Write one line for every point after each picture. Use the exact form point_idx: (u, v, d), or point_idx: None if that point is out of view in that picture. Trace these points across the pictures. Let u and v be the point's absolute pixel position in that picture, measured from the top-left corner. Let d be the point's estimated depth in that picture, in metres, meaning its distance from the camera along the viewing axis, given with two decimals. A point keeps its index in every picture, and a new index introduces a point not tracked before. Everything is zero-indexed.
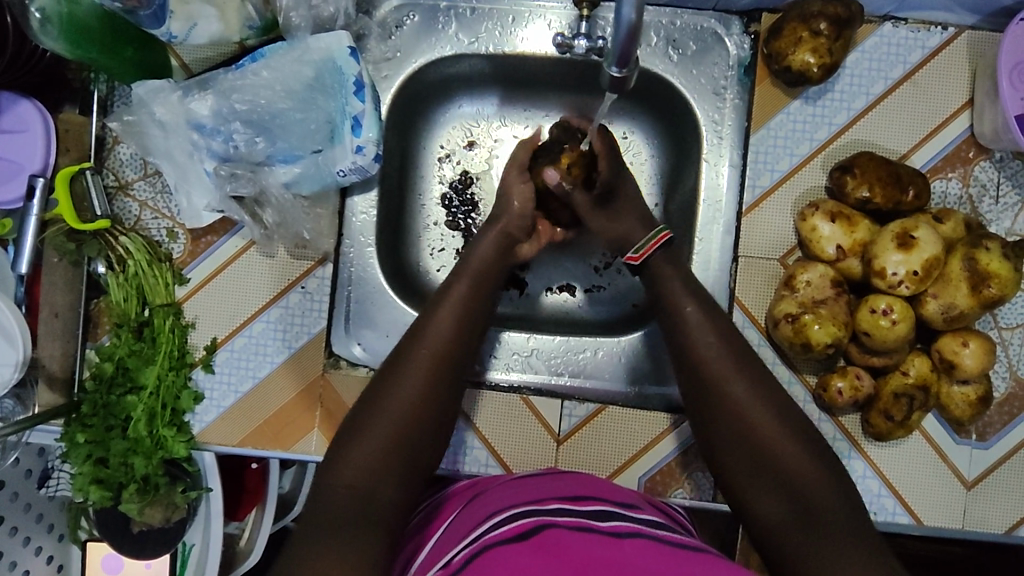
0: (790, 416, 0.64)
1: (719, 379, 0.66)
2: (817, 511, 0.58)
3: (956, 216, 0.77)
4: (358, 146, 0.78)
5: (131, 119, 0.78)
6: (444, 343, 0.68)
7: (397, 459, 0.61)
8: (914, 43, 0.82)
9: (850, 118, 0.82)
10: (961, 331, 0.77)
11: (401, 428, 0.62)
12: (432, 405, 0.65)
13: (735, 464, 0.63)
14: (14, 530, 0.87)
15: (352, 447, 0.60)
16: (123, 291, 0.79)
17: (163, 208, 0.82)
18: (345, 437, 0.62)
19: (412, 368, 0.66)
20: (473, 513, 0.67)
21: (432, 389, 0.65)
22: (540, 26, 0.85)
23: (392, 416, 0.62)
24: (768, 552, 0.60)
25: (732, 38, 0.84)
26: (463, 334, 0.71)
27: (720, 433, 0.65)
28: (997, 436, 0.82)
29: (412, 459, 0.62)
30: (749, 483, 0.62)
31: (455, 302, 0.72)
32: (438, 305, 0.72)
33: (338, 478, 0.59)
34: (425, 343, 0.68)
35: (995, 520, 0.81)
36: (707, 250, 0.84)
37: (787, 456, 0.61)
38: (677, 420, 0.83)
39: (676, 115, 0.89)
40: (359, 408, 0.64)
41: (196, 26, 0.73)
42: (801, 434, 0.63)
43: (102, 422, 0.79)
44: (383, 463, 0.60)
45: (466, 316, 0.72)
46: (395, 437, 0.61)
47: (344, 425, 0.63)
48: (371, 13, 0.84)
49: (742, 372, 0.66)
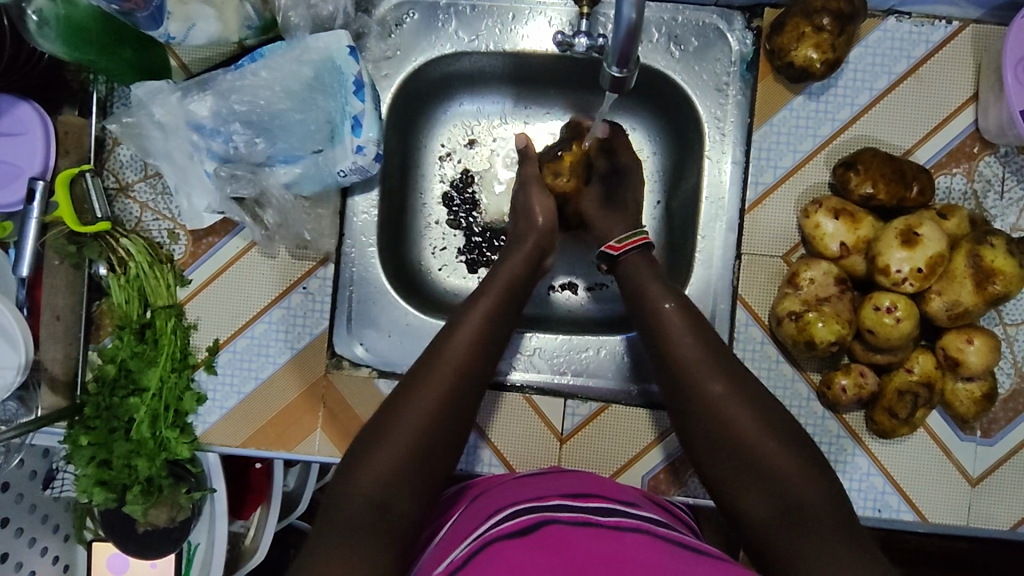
0: (771, 415, 0.63)
1: (698, 380, 0.66)
2: (805, 508, 0.58)
3: (961, 212, 0.77)
4: (358, 146, 0.77)
5: (131, 121, 0.78)
6: (463, 357, 0.68)
7: (410, 469, 0.62)
8: (918, 37, 0.81)
9: (853, 114, 0.81)
10: (965, 328, 0.77)
11: (415, 439, 0.63)
12: (449, 415, 0.65)
13: (720, 462, 0.63)
14: (20, 531, 0.88)
15: (365, 458, 0.62)
16: (125, 294, 0.79)
17: (163, 209, 0.82)
18: (359, 448, 0.63)
19: (425, 376, 0.66)
20: (482, 507, 0.67)
21: (451, 401, 0.66)
22: (541, 23, 0.84)
23: (405, 426, 0.63)
24: (754, 546, 0.60)
25: (734, 34, 0.84)
26: (489, 348, 0.70)
27: (703, 431, 0.65)
28: (1002, 432, 0.81)
29: (429, 470, 0.63)
30: (735, 480, 0.62)
31: (478, 319, 0.71)
32: (464, 320, 0.71)
33: (352, 489, 0.60)
34: (444, 357, 0.68)
35: (999, 517, 0.81)
36: (709, 248, 0.84)
37: (770, 454, 0.61)
38: (666, 431, 0.82)
39: (678, 112, 0.88)
40: (377, 420, 0.65)
41: (194, 27, 0.72)
42: (782, 431, 0.62)
43: (105, 424, 0.79)
44: (397, 475, 0.61)
45: (490, 327, 0.71)
46: (409, 447, 0.62)
47: (361, 436, 0.64)
48: (370, 12, 0.84)
49: (720, 370, 0.66)
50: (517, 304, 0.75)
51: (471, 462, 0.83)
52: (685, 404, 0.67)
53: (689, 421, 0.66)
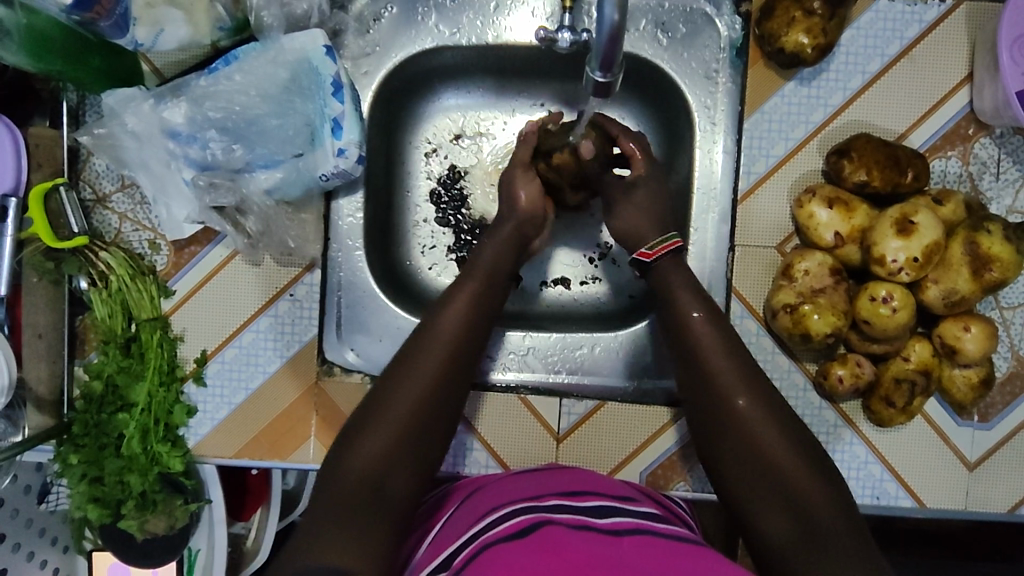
0: (780, 411, 0.64)
1: (720, 384, 0.65)
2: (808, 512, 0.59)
3: (956, 197, 0.75)
4: (339, 149, 0.75)
5: (102, 132, 0.75)
6: (453, 332, 0.68)
7: (408, 455, 0.61)
8: (910, 17, 0.79)
9: (846, 98, 0.80)
10: (962, 315, 0.76)
11: (407, 418, 0.62)
12: (437, 393, 0.64)
13: (725, 459, 0.64)
14: (17, 546, 0.87)
15: (358, 448, 0.61)
16: (108, 308, 0.77)
17: (142, 219, 0.80)
18: (349, 438, 0.62)
19: (418, 372, 0.65)
20: (473, 507, 0.67)
21: (443, 380, 0.65)
22: (523, 13, 0.82)
23: (396, 407, 0.62)
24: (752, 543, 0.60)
25: (722, 19, 0.81)
26: (477, 325, 0.70)
27: (710, 424, 0.65)
28: (999, 416, 0.81)
29: (423, 449, 0.62)
30: (736, 477, 0.63)
31: (466, 295, 0.71)
32: (460, 313, 0.69)
33: (349, 469, 0.60)
34: (439, 340, 0.67)
35: (997, 500, 0.81)
36: (702, 240, 0.83)
37: (774, 447, 0.61)
38: (677, 414, 0.82)
39: (667, 102, 0.86)
40: (370, 396, 0.64)
41: (163, 31, 0.70)
42: (786, 425, 0.63)
43: (95, 442, 0.78)
44: (393, 456, 0.60)
45: (478, 311, 0.70)
46: (402, 426, 0.62)
47: (350, 422, 0.63)
48: (346, 8, 0.81)
49: (732, 362, 0.66)
50: (501, 286, 0.75)
51: (463, 463, 0.82)
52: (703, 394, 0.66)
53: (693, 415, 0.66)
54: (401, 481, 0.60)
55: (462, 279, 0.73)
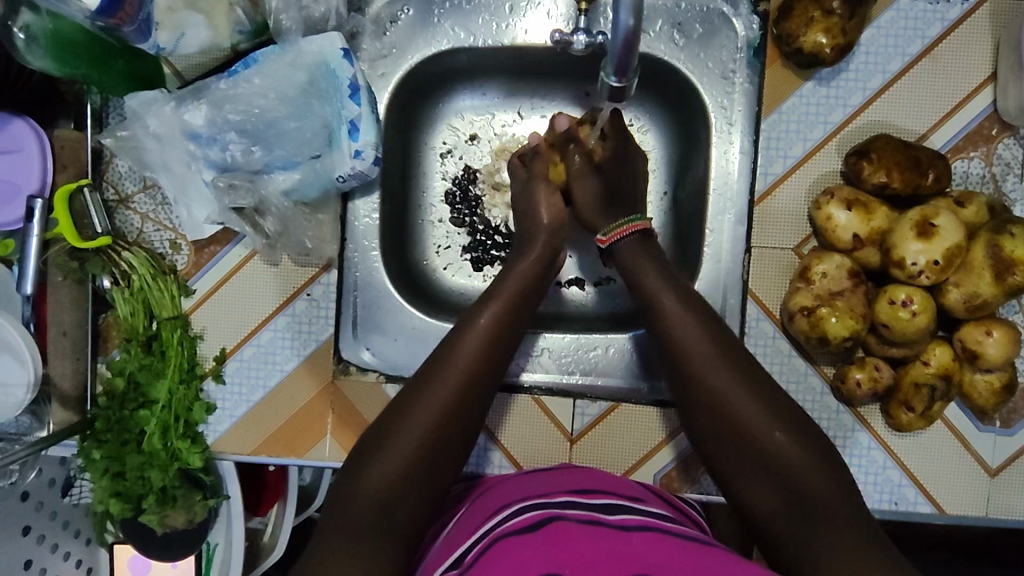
0: (780, 408, 0.63)
1: (723, 388, 0.64)
2: (819, 504, 0.59)
3: (979, 199, 0.74)
4: (355, 151, 0.77)
5: (125, 135, 0.77)
6: (474, 357, 0.67)
7: (423, 467, 0.62)
8: (932, 16, 0.78)
9: (866, 98, 0.79)
10: (985, 319, 0.74)
11: (427, 439, 0.63)
12: (460, 406, 0.65)
13: (739, 478, 0.63)
14: (41, 538, 0.88)
15: (375, 457, 0.62)
16: (130, 306, 0.78)
17: (163, 219, 0.81)
18: (368, 448, 0.63)
19: (441, 382, 0.65)
20: (484, 504, 0.67)
21: (465, 395, 0.65)
22: (540, 15, 0.82)
23: (417, 420, 0.63)
24: (768, 539, 0.61)
25: (740, 19, 0.81)
26: (503, 339, 0.70)
27: (720, 437, 0.64)
28: (1022, 422, 0.79)
29: (440, 465, 0.63)
30: (755, 490, 0.62)
31: (489, 319, 0.70)
32: (472, 321, 0.70)
33: (364, 489, 0.61)
34: (458, 351, 0.67)
35: (1020, 508, 0.79)
36: (718, 241, 0.82)
37: (791, 461, 0.61)
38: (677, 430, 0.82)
39: (684, 104, 0.86)
40: (396, 403, 0.65)
41: (184, 35, 0.71)
42: (808, 437, 0.62)
43: (117, 437, 0.79)
44: (410, 473, 0.61)
45: (501, 332, 0.70)
46: (428, 439, 0.63)
47: (371, 432, 0.64)
48: (363, 11, 0.82)
49: (747, 384, 0.64)
50: (528, 296, 0.74)
51: (479, 463, 0.83)
52: (710, 415, 0.65)
53: (709, 433, 0.65)
54: (412, 506, 0.61)
55: (487, 299, 0.72)
